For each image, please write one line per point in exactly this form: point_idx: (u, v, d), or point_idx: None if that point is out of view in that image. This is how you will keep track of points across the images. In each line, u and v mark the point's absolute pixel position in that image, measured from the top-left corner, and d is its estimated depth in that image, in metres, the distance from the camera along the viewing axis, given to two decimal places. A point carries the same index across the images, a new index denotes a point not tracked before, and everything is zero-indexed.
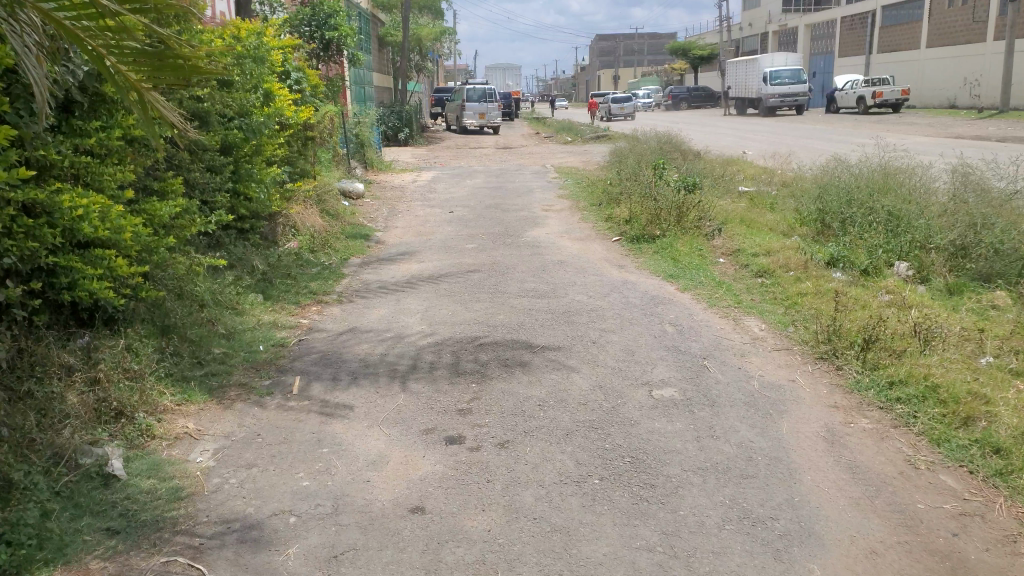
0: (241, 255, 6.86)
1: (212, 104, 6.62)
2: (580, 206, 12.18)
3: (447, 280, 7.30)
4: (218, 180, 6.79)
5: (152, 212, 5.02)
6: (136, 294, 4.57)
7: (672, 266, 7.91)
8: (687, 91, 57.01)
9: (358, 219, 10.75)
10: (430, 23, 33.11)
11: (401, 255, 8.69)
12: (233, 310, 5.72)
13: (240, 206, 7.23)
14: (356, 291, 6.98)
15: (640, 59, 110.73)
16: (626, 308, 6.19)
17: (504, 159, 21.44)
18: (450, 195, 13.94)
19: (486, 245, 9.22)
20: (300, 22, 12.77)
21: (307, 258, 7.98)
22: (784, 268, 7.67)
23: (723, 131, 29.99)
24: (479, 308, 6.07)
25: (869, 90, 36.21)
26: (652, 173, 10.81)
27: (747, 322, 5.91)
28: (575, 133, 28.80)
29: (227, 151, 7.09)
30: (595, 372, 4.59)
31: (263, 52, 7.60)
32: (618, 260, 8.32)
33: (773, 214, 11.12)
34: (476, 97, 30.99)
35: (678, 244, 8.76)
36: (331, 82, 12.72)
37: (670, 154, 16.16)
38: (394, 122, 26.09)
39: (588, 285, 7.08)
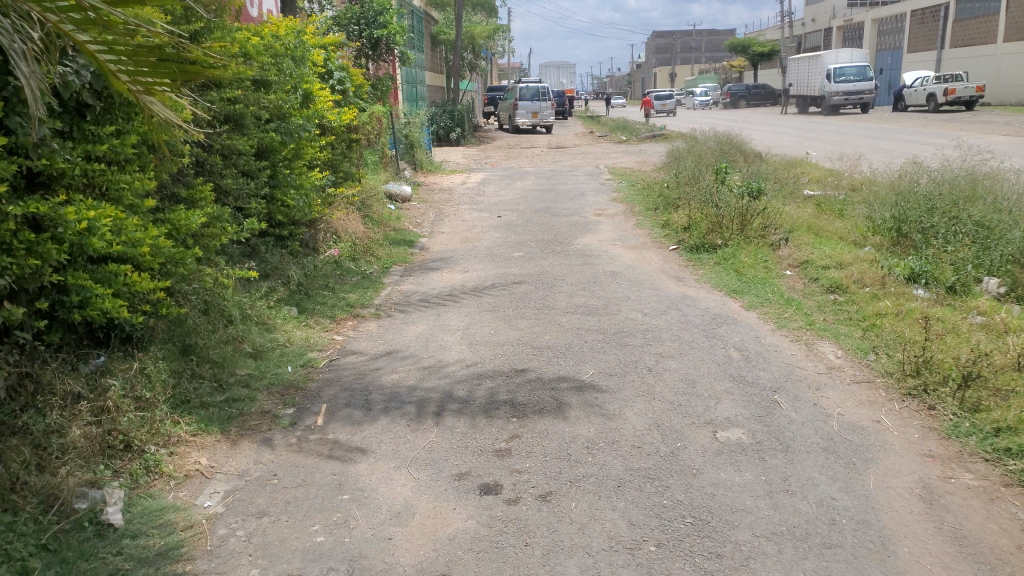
0: (277, 264, 6.70)
1: (246, 107, 6.38)
2: (635, 211, 11.63)
3: (492, 293, 6.89)
4: (254, 186, 6.60)
5: (176, 222, 4.86)
6: (155, 311, 4.38)
7: (736, 280, 7.34)
8: (746, 89, 55.55)
9: (404, 224, 10.45)
10: (485, 22, 32.78)
11: (446, 264, 8.34)
12: (264, 326, 5.50)
13: (278, 213, 7.04)
14: (396, 304, 6.64)
15: (697, 56, 108.74)
16: (685, 329, 5.67)
17: (556, 160, 20.94)
18: (500, 198, 13.55)
19: (535, 254, 8.79)
20: (348, 21, 12.54)
21: (347, 267, 7.69)
22: (859, 283, 7.01)
23: (786, 130, 28.91)
24: (524, 328, 5.65)
25: (940, 86, 34.48)
26: (712, 178, 10.20)
27: (821, 347, 5.32)
28: (630, 132, 28.13)
29: (264, 155, 6.90)
30: (651, 410, 4.13)
31: (303, 52, 7.38)
32: (676, 272, 7.78)
33: (843, 220, 10.39)
34: (529, 95, 30.54)
35: (741, 255, 8.16)
36: (381, 82, 12.46)
37: (729, 155, 15.43)
38: (446, 122, 25.86)
39: (643, 301, 6.57)
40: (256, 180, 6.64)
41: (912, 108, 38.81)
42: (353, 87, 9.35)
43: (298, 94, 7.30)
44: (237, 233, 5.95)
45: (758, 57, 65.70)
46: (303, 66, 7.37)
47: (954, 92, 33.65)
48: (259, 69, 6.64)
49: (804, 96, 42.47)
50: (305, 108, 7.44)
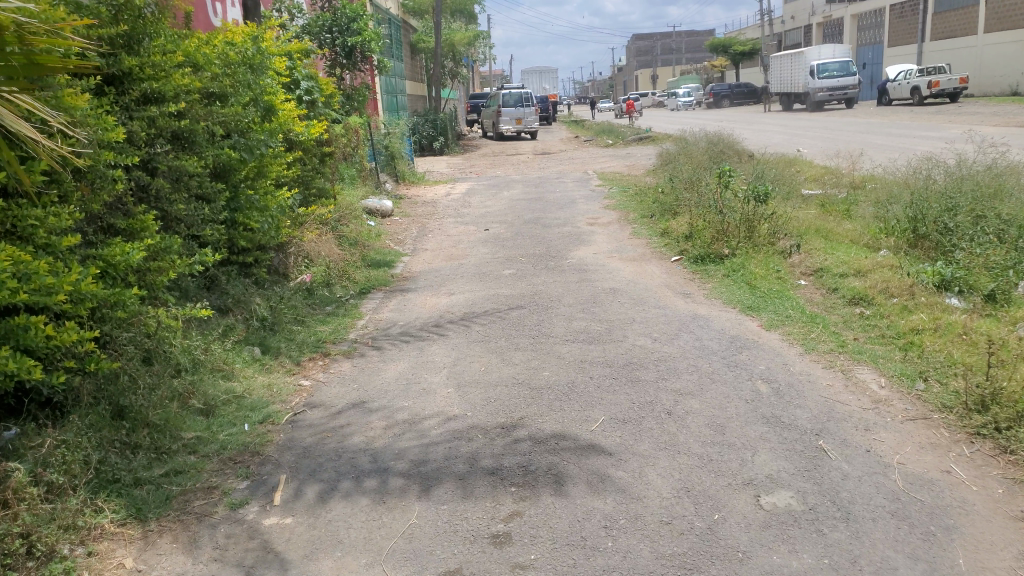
0: (241, 295, 6.05)
1: (199, 121, 5.63)
2: (629, 218, 10.98)
3: (480, 321, 6.21)
4: (210, 211, 5.92)
5: (111, 258, 4.23)
6: (82, 367, 3.78)
7: (749, 294, 6.65)
8: (730, 88, 55.19)
9: (384, 241, 9.77)
10: (464, 28, 32.12)
11: (430, 285, 7.66)
12: (222, 373, 4.81)
13: (240, 238, 6.38)
14: (375, 338, 5.98)
15: (679, 57, 108.73)
16: (702, 357, 4.99)
17: (544, 166, 20.28)
18: (486, 208, 12.87)
19: (526, 270, 8.10)
20: (320, 28, 11.78)
21: (320, 295, 7.00)
22: (884, 293, 6.36)
23: (774, 128, 28.37)
24: (520, 363, 4.95)
25: (922, 79, 34.12)
26: (713, 181, 9.55)
27: (861, 374, 4.63)
28: (617, 135, 27.55)
29: (222, 175, 6.22)
30: (677, 470, 3.47)
31: (263, 59, 6.65)
32: (681, 286, 7.12)
33: (851, 221, 9.77)
34: (512, 101, 29.93)
35: (751, 265, 7.49)
36: (357, 91, 11.72)
37: (722, 155, 14.81)
38: (429, 131, 25.21)
39: (650, 323, 5.88)
40: (214, 204, 5.96)
41: (898, 103, 38.14)
42: (324, 98, 8.62)
43: (258, 108, 6.59)
44: (191, 265, 5.27)
45: (740, 55, 65.50)
46: (263, 76, 6.66)
47: (937, 84, 33.32)
48: (211, 79, 5.93)
49: (788, 94, 42.12)
50: (267, 122, 6.73)
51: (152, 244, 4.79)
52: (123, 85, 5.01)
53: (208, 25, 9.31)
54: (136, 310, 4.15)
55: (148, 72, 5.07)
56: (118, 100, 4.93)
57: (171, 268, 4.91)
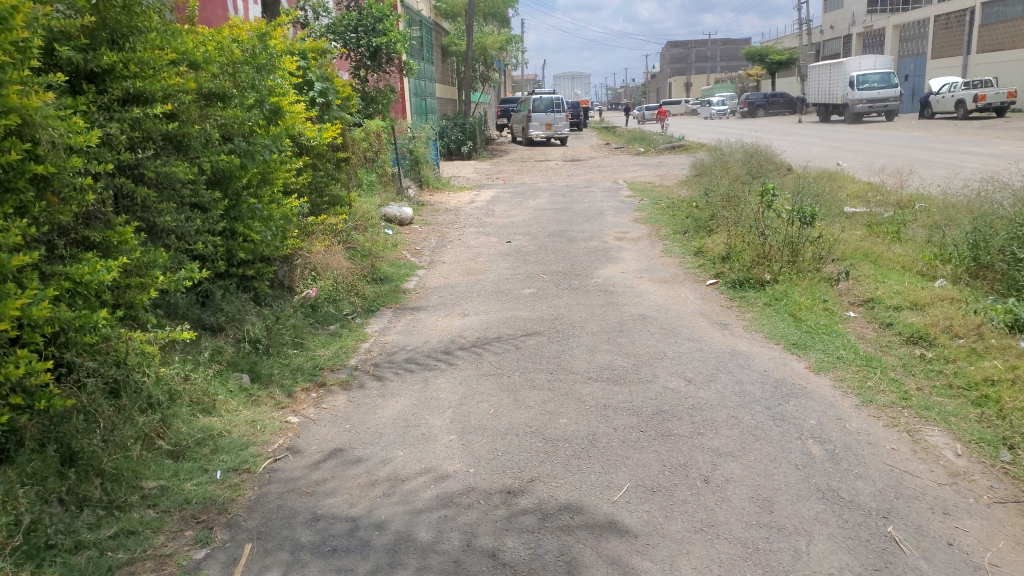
0: (237, 312, 5.62)
1: (192, 125, 5.12)
2: (660, 233, 10.36)
3: (493, 350, 5.64)
4: (205, 221, 5.44)
5: (76, 275, 3.59)
6: (30, 405, 3.11)
7: (795, 328, 5.99)
8: (765, 98, 54.15)
9: (400, 252, 9.27)
10: (497, 32, 31.64)
11: (444, 303, 7.12)
12: (201, 408, 4.29)
13: (239, 249, 5.88)
14: (378, 366, 5.45)
15: (714, 65, 107.42)
16: (743, 408, 4.38)
17: (572, 173, 19.69)
18: (511, 218, 12.31)
19: (547, 289, 7.51)
20: (345, 27, 11.29)
21: (324, 311, 6.51)
22: (947, 332, 5.67)
23: (811, 140, 27.43)
24: (535, 407, 4.37)
25: (968, 93, 32.89)
26: (753, 199, 8.89)
27: (930, 437, 3.97)
28: (649, 144, 26.85)
29: (221, 182, 5.73)
30: (716, 561, 2.86)
31: (271, 57, 6.11)
32: (717, 315, 6.49)
33: (901, 245, 9.05)
34: (543, 106, 29.39)
35: (795, 293, 6.82)
36: (382, 94, 11.24)
37: (760, 168, 14.09)
38: (457, 135, 24.78)
39: (683, 360, 5.26)
40: (210, 213, 5.49)
41: (940, 116, 36.99)
42: (340, 100, 8.10)
43: (264, 109, 6.06)
44: (178, 281, 4.77)
45: (777, 65, 64.29)
46: (270, 74, 6.11)
47: (983, 99, 32.05)
48: (208, 79, 5.43)
49: (826, 104, 41.03)
50: (272, 125, 6.20)
51: (132, 262, 4.21)
52: (102, 83, 4.44)
53: (220, 16, 8.92)
54: (110, 334, 3.56)
55: (133, 69, 4.48)
56: (97, 98, 4.39)
57: (154, 285, 4.37)
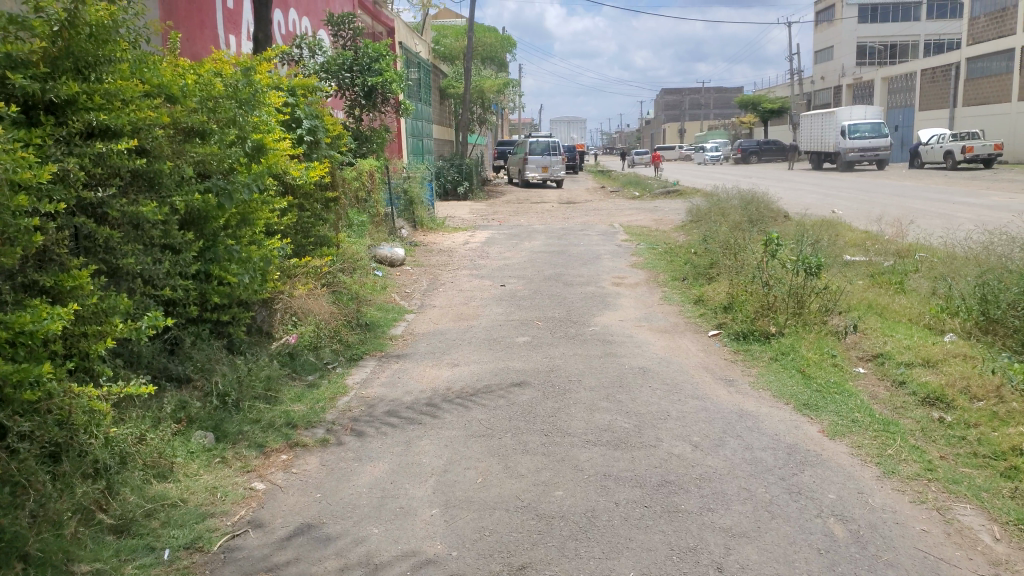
0: (206, 362, 5.28)
1: (165, 162, 4.80)
2: (659, 279, 10.05)
3: (484, 404, 5.25)
4: (175, 263, 5.11)
5: (16, 325, 3.19)
6: None
7: (803, 386, 5.61)
8: (758, 144, 54.65)
9: (389, 295, 8.93)
10: (494, 75, 31.81)
11: (433, 351, 6.74)
12: (154, 472, 3.99)
13: (214, 293, 5.57)
14: (359, 422, 5.07)
15: (707, 111, 108.95)
16: (755, 479, 4.01)
17: (568, 215, 19.47)
18: (505, 260, 12.01)
19: (543, 338, 7.15)
20: (339, 67, 10.96)
21: (303, 360, 6.15)
22: (965, 394, 5.31)
23: (805, 187, 27.43)
24: (528, 476, 4.00)
25: (958, 144, 33.12)
26: (757, 248, 8.59)
27: (963, 516, 3.58)
28: (644, 187, 26.75)
29: (196, 224, 5.40)
30: None
31: (256, 92, 5.83)
32: (721, 370, 6.14)
33: (908, 296, 8.73)
34: (539, 149, 29.36)
35: (802, 347, 6.47)
36: (376, 134, 11.01)
37: (757, 214, 13.87)
38: (453, 175, 24.68)
39: (687, 422, 4.89)
40: (182, 255, 5.16)
41: (930, 165, 37.24)
42: (329, 137, 7.81)
43: (247, 146, 5.77)
44: (140, 330, 4.41)
45: (770, 112, 65.10)
46: (254, 110, 5.83)
47: (971, 150, 32.22)
48: (186, 114, 5.15)
49: (820, 151, 41.33)
50: (255, 163, 5.91)
51: (84, 307, 3.96)
52: (63, 114, 4.11)
53: (205, 48, 8.71)
54: (53, 391, 3.27)
55: (98, 101, 4.16)
56: (55, 130, 4.05)
57: (112, 332, 4.14)
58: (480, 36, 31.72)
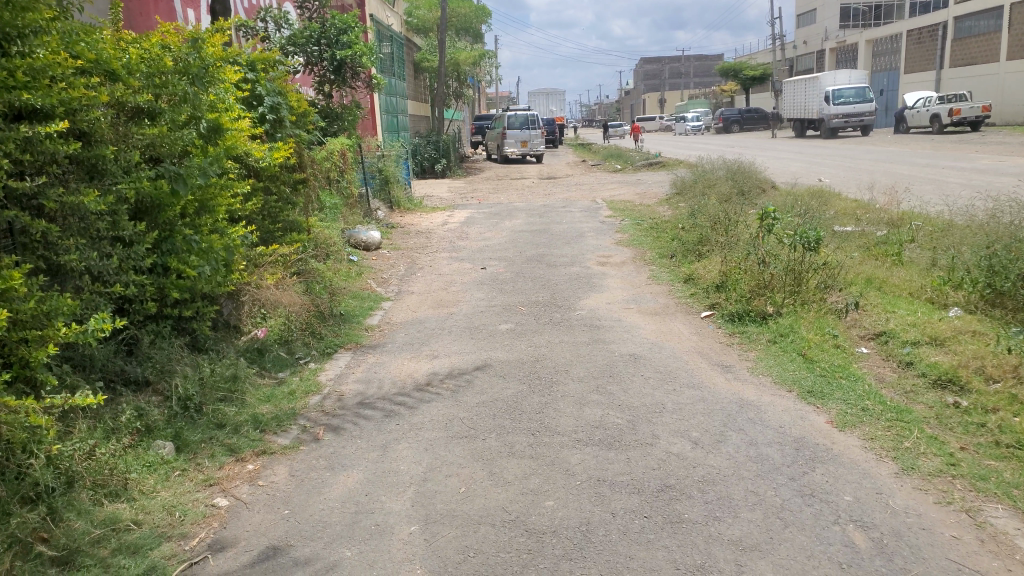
0: (166, 363, 4.82)
1: (105, 146, 4.35)
2: (646, 257, 9.71)
3: (466, 400, 4.88)
4: (127, 256, 4.66)
5: None
6: None
7: (806, 372, 5.31)
8: (739, 114, 54.30)
9: (364, 282, 8.54)
10: (471, 48, 31.13)
11: (412, 342, 6.37)
12: (104, 491, 3.57)
13: (173, 288, 5.10)
14: (332, 424, 4.69)
15: (687, 82, 108.28)
16: (763, 479, 3.69)
17: (550, 191, 19.08)
18: (486, 241, 11.63)
19: (527, 324, 6.79)
20: (307, 40, 10.41)
21: (272, 356, 5.75)
22: (980, 375, 5.01)
23: (789, 156, 27.18)
24: (516, 484, 3.64)
25: (943, 107, 32.96)
26: (751, 226, 8.27)
27: (994, 519, 3.27)
28: (626, 160, 26.36)
29: (148, 213, 4.93)
30: None
31: (208, 67, 5.38)
32: (716, 355, 5.83)
33: (907, 270, 8.47)
34: (519, 123, 28.81)
35: (801, 328, 6.16)
36: (348, 111, 10.51)
37: (744, 186, 13.53)
38: (431, 153, 24.15)
39: (685, 415, 4.56)
40: (136, 247, 4.72)
41: (914, 130, 37.11)
42: (294, 116, 7.34)
43: (201, 127, 5.32)
44: (88, 332, 3.99)
45: (750, 81, 64.63)
46: (208, 86, 5.38)
47: (959, 112, 32.02)
48: (130, 93, 4.71)
49: (801, 119, 41.04)
50: (210, 144, 5.47)
51: (20, 310, 3.52)
52: None
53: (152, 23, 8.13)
54: None
55: (20, 78, 3.70)
56: None
57: (55, 337, 3.69)
58: (455, 8, 30.95)
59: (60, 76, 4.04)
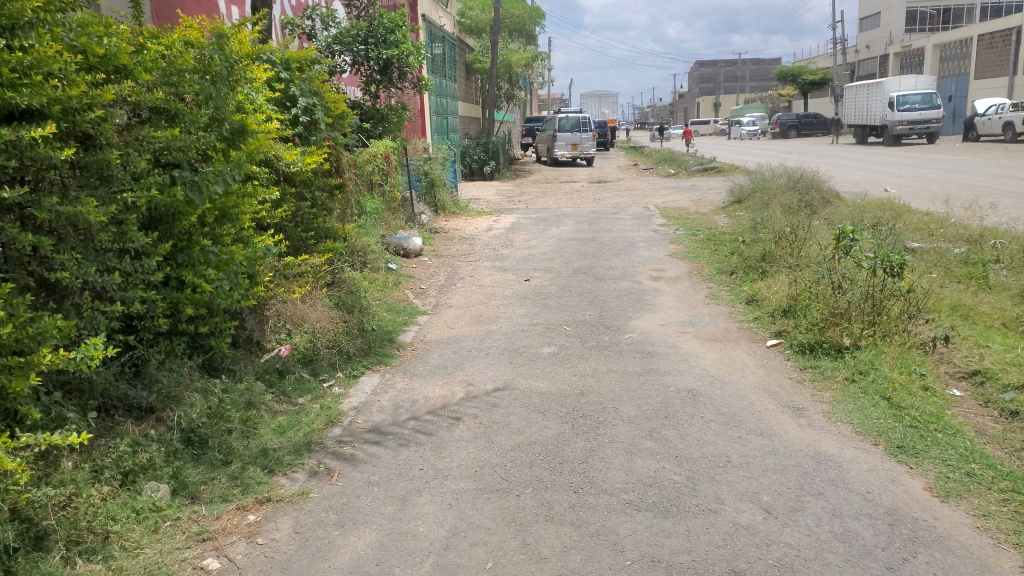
0: (176, 390, 4.29)
1: (110, 148, 3.89)
2: (702, 272, 9.04)
3: (499, 440, 4.33)
4: (135, 270, 4.18)
5: None
6: None
7: (894, 422, 4.59)
8: (798, 119, 52.60)
9: (400, 292, 8.07)
10: (523, 49, 30.63)
11: (446, 364, 5.84)
12: (79, 549, 3.02)
13: (187, 303, 4.61)
14: (349, 464, 4.18)
15: (744, 85, 106.06)
16: (853, 570, 3.03)
17: (599, 196, 18.46)
18: (531, 249, 11.09)
19: (572, 348, 6.20)
20: (353, 38, 9.83)
21: (293, 379, 5.27)
22: None
23: (850, 164, 25.94)
24: (553, 561, 3.06)
25: (1017, 114, 31.12)
26: (824, 247, 7.51)
27: None
28: (680, 164, 25.50)
29: (162, 222, 4.47)
30: None
31: (233, 65, 4.89)
32: (786, 394, 5.16)
33: (994, 298, 7.63)
34: (570, 125, 28.19)
35: (884, 364, 5.43)
36: (393, 112, 10.07)
37: (807, 196, 12.68)
38: (479, 154, 23.73)
39: (753, 472, 3.92)
40: (146, 260, 4.23)
41: (984, 138, 35.24)
42: (330, 117, 6.84)
43: (224, 130, 4.80)
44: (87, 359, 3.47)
45: (810, 85, 62.67)
46: (233, 86, 4.89)
47: None
48: (143, 91, 4.22)
49: (863, 126, 39.44)
50: (233, 148, 4.98)
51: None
52: None
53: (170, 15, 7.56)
54: None
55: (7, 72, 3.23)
56: None
57: (40, 363, 3.16)
58: (509, 9, 30.42)
59: (53, 71, 3.49)
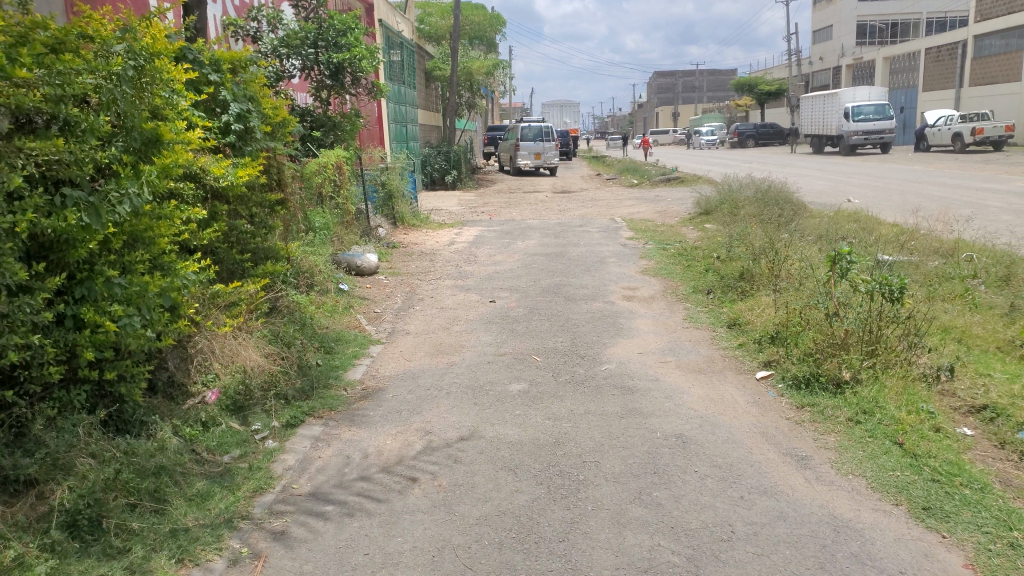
0: (65, 458, 3.53)
1: None
2: (677, 291, 8.48)
3: (462, 511, 3.64)
4: (16, 307, 3.38)
5: None
6: None
7: (912, 474, 4.02)
8: (755, 129, 52.65)
9: (351, 317, 7.32)
10: (484, 57, 30.05)
11: (400, 407, 5.12)
12: None
13: (88, 346, 3.80)
14: (282, 544, 3.46)
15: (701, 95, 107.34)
16: None
17: (563, 207, 17.90)
18: (495, 265, 10.42)
19: (543, 384, 5.55)
20: (301, 41, 8.98)
21: (218, 431, 4.51)
22: None
23: (809, 173, 25.92)
24: None
25: (966, 125, 31.58)
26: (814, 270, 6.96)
27: None
28: (641, 174, 25.13)
29: (52, 249, 3.68)
30: None
31: (143, 65, 4.09)
32: (785, 438, 4.56)
33: (984, 318, 7.20)
34: (532, 134, 27.65)
35: (889, 401, 4.88)
36: (347, 120, 9.34)
37: (777, 208, 12.28)
38: (440, 164, 23.04)
39: (764, 547, 3.31)
40: (28, 297, 3.44)
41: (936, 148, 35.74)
42: (270, 124, 6.09)
43: (132, 140, 4.05)
44: None
45: (767, 95, 63.38)
46: (143, 89, 4.12)
47: (983, 130, 30.65)
48: (22, 93, 3.46)
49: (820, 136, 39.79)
50: (146, 161, 4.17)
51: None
52: None
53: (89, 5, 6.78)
54: None
55: None
56: None
57: None
58: (469, 16, 29.78)
59: None
